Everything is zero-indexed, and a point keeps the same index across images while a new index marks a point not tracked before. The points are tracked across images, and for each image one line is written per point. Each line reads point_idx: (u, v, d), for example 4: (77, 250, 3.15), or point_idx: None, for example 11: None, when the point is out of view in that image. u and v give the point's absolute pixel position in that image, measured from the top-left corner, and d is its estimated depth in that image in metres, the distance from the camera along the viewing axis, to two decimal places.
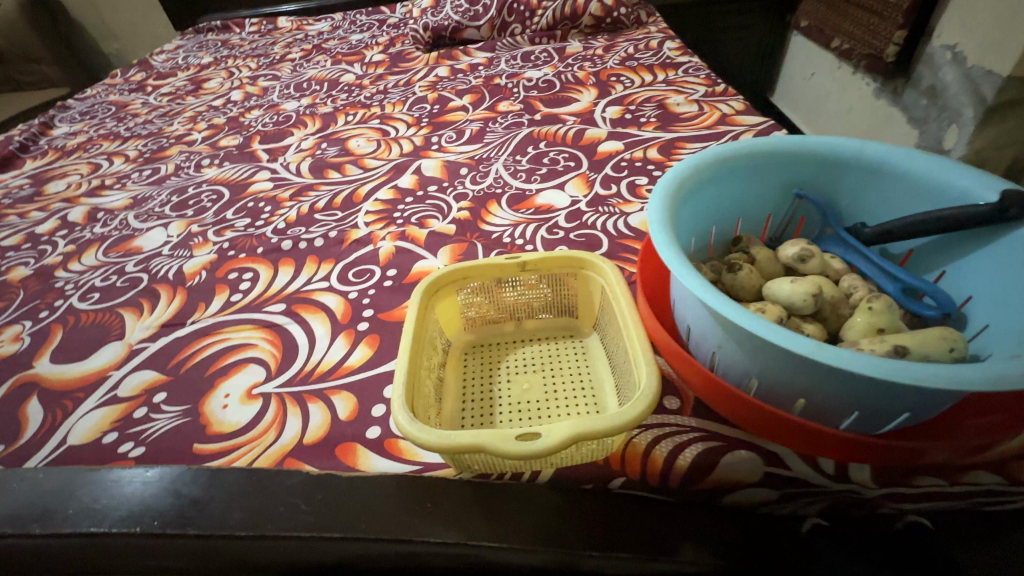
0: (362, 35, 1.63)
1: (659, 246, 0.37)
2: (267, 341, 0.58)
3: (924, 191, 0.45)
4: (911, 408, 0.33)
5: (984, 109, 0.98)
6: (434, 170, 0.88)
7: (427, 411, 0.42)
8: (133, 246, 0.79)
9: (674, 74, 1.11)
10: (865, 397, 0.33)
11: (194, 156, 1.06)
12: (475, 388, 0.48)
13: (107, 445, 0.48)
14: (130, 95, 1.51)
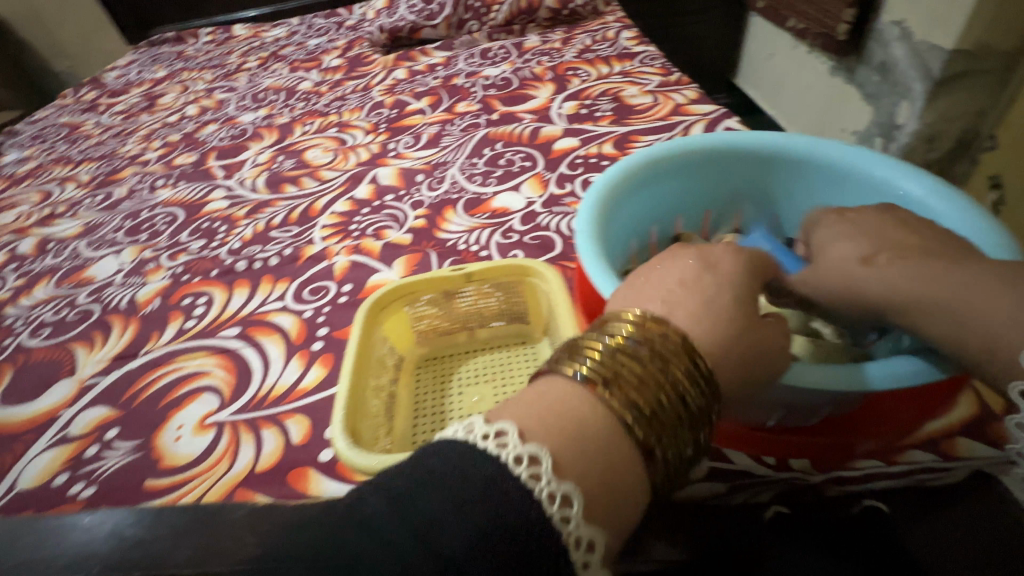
0: (319, 39, 1.59)
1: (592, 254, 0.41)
2: (221, 367, 0.57)
3: (848, 181, 0.49)
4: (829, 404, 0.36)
5: (932, 83, 1.00)
6: (390, 178, 0.87)
7: (376, 430, 0.43)
8: (86, 276, 0.78)
9: (630, 65, 1.11)
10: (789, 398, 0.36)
11: (148, 177, 1.04)
12: (427, 402, 0.50)
13: (58, 487, 0.48)
14: (82, 116, 1.47)
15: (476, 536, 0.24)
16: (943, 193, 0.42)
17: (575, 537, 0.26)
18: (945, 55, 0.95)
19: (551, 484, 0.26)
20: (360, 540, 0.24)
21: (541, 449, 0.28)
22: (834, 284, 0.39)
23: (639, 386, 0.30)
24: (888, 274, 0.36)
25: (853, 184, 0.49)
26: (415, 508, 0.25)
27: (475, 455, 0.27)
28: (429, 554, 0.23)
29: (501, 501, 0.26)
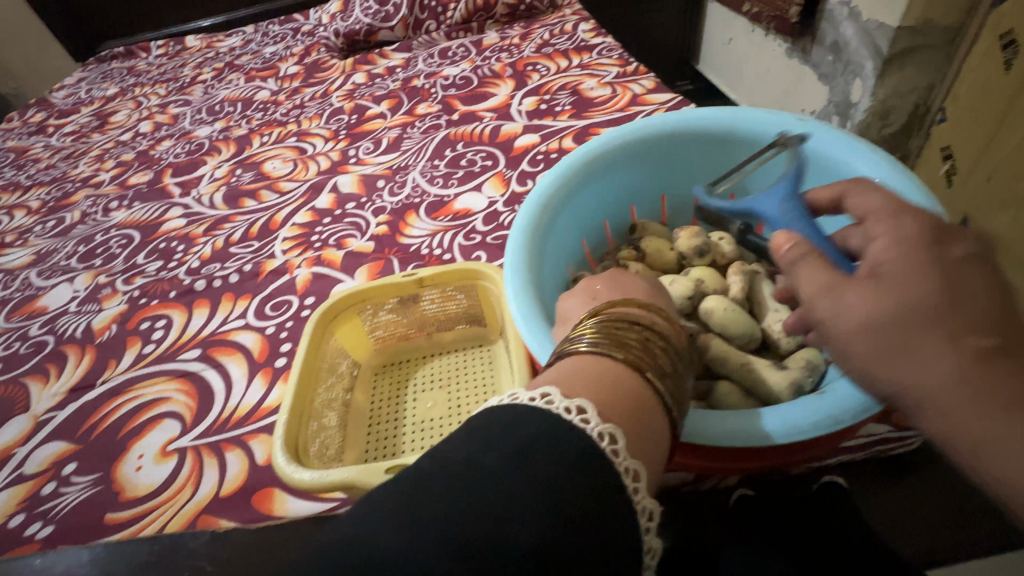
0: (275, 47, 1.56)
1: (514, 255, 0.44)
2: (182, 392, 0.56)
3: (799, 157, 0.52)
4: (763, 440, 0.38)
5: (881, 61, 1.00)
6: (351, 185, 0.86)
7: (323, 444, 0.44)
8: (37, 306, 0.75)
9: (589, 57, 1.11)
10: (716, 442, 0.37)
11: (101, 200, 1.00)
12: (382, 409, 0.51)
13: (14, 529, 0.46)
14: (31, 139, 1.42)
15: (588, 497, 0.24)
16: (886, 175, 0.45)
17: (643, 510, 0.25)
18: (890, 33, 0.96)
19: (627, 458, 0.26)
20: (493, 492, 0.23)
21: (614, 424, 0.27)
22: (863, 351, 0.31)
23: (659, 361, 0.31)
24: (931, 373, 0.29)
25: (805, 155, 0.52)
26: (535, 472, 0.24)
27: (562, 424, 0.26)
28: (553, 511, 0.23)
29: (582, 463, 0.25)
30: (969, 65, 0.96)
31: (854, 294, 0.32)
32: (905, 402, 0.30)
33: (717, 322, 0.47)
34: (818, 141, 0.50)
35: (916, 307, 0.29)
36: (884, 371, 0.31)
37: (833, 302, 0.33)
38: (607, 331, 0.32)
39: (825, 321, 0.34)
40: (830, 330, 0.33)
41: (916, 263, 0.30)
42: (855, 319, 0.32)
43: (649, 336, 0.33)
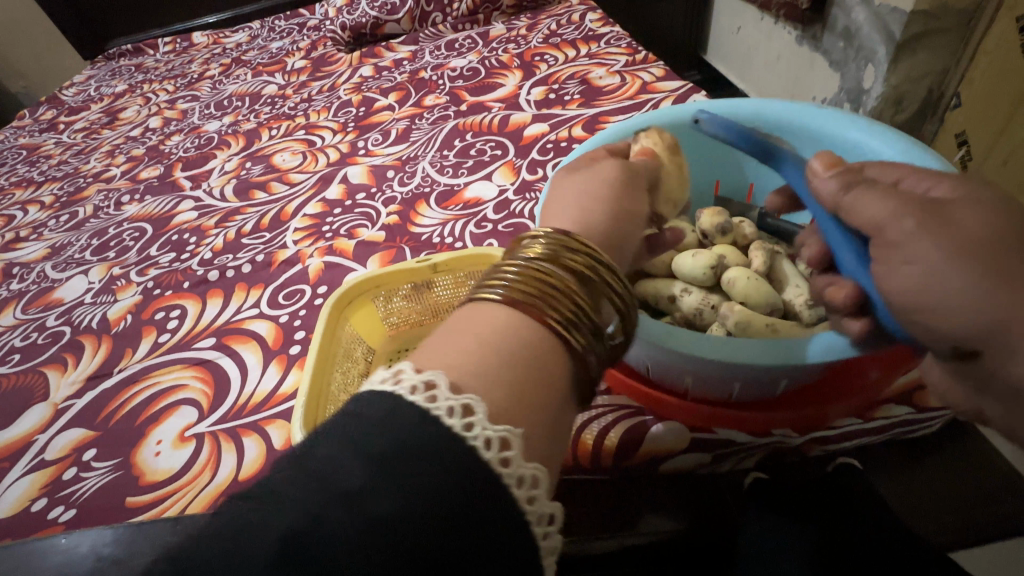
0: (282, 41, 1.56)
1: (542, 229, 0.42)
2: (198, 379, 0.56)
3: (819, 142, 0.52)
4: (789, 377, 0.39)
5: (894, 46, 0.98)
6: (361, 176, 0.86)
7: None
8: (54, 298, 0.76)
9: (597, 46, 1.10)
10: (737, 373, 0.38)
11: (113, 194, 1.01)
12: None
13: (36, 513, 0.47)
14: (42, 136, 1.43)
15: (437, 475, 0.22)
16: (907, 153, 0.44)
17: (517, 478, 0.24)
18: (904, 18, 0.94)
19: (487, 427, 0.24)
20: (309, 487, 0.21)
21: (473, 394, 0.26)
22: (975, 267, 0.27)
23: (563, 307, 0.30)
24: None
25: (819, 142, 0.52)
26: (370, 453, 0.22)
27: (406, 405, 0.24)
28: (392, 489, 0.21)
29: (463, 460, 0.23)
30: (985, 49, 0.95)
31: (957, 210, 0.29)
32: (1006, 336, 0.26)
33: (739, 292, 0.46)
34: (839, 127, 0.50)
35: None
36: (992, 291, 0.26)
37: (932, 218, 0.29)
38: (517, 275, 0.31)
39: (914, 238, 0.29)
40: (915, 246, 0.29)
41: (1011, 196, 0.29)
42: (963, 233, 0.28)
43: (560, 275, 0.32)
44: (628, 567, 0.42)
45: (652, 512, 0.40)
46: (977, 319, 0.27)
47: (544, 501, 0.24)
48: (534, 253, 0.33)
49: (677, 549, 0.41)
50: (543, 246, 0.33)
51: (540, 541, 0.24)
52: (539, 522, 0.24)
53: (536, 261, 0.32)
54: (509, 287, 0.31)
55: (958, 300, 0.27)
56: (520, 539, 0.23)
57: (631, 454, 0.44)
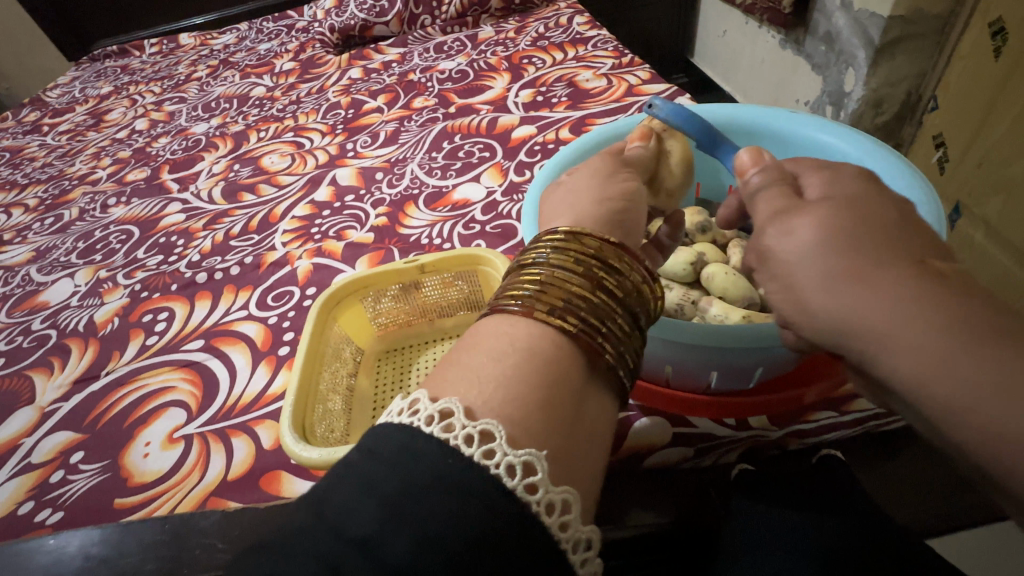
0: (270, 43, 1.55)
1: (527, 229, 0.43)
2: (186, 381, 0.56)
3: (793, 146, 0.54)
4: (763, 364, 0.40)
5: (873, 50, 1.00)
6: (350, 178, 0.86)
7: (329, 427, 0.44)
8: (39, 301, 0.76)
9: (584, 49, 1.12)
10: (716, 357, 0.40)
11: (99, 196, 1.00)
12: (384, 394, 0.51)
13: (23, 515, 0.47)
14: (25, 138, 1.41)
15: (459, 511, 0.23)
16: (879, 154, 0.46)
17: (546, 503, 0.25)
18: (882, 22, 0.96)
19: (509, 453, 0.25)
20: (323, 537, 0.22)
21: (490, 418, 0.27)
22: (811, 276, 0.28)
23: (579, 307, 0.32)
24: (883, 299, 0.25)
25: (797, 147, 0.53)
26: (385, 496, 0.24)
27: (424, 437, 0.26)
28: (414, 533, 0.22)
29: (469, 495, 0.24)
30: (959, 53, 0.97)
31: (803, 218, 0.29)
32: (854, 342, 0.27)
33: (718, 287, 0.48)
34: (813, 129, 0.51)
35: (872, 230, 0.27)
36: (833, 295, 0.27)
37: (782, 233, 0.30)
38: (533, 285, 0.33)
39: (773, 251, 0.30)
40: (775, 259, 0.30)
41: (867, 192, 0.29)
42: (801, 244, 0.29)
43: (575, 280, 0.33)
44: (613, 560, 0.42)
45: (638, 507, 0.42)
46: (827, 331, 0.28)
47: (577, 525, 0.26)
48: (551, 259, 0.34)
49: (665, 542, 0.42)
50: (555, 253, 0.34)
51: (575, 565, 0.25)
52: (573, 546, 0.25)
53: (549, 269, 0.33)
54: (528, 296, 0.32)
55: (814, 308, 0.28)
56: (554, 563, 0.24)
57: (617, 447, 0.45)
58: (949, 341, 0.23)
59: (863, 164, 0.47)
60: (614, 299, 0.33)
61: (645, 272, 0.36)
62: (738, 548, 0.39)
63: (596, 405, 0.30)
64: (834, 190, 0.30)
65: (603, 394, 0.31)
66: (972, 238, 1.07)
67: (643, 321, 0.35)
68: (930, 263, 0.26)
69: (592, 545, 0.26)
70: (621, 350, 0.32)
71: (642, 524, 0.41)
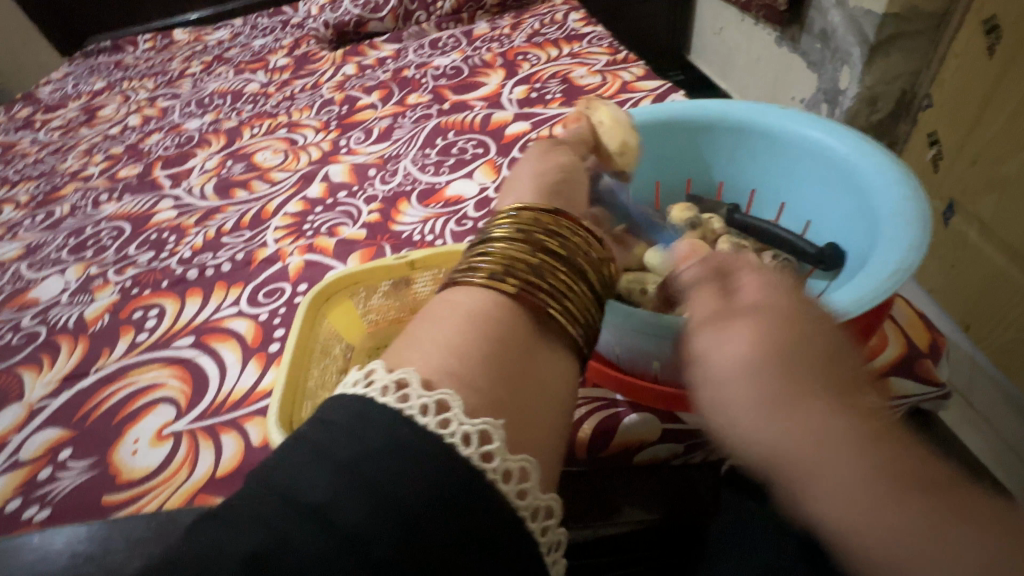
0: (265, 39, 1.54)
1: None
2: (176, 378, 0.56)
3: (781, 143, 0.54)
4: None
5: (869, 48, 1.01)
6: (343, 174, 0.86)
7: None
8: (29, 298, 0.75)
9: (579, 46, 1.11)
10: None
11: (91, 193, 1.00)
12: None
13: (10, 512, 0.47)
14: (17, 134, 1.40)
15: (414, 478, 0.24)
16: (867, 151, 0.46)
17: (504, 470, 0.26)
18: (876, 20, 0.97)
19: (464, 422, 0.26)
20: (274, 506, 0.22)
21: (447, 389, 0.28)
22: (742, 394, 0.26)
23: (521, 269, 0.34)
24: (814, 434, 0.24)
25: (786, 144, 0.53)
26: (340, 465, 0.24)
27: (378, 406, 0.27)
28: (367, 498, 0.23)
29: (422, 461, 0.25)
30: (954, 52, 0.98)
31: (738, 325, 0.28)
32: (778, 477, 0.24)
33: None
34: (801, 126, 0.51)
35: (800, 353, 0.26)
36: (770, 417, 0.25)
37: (717, 334, 0.29)
38: (473, 258, 0.35)
39: (703, 357, 0.29)
40: (709, 365, 0.29)
41: (794, 308, 0.29)
42: (738, 354, 0.27)
43: (515, 247, 0.35)
44: (604, 557, 0.43)
45: (631, 504, 0.41)
46: (754, 461, 0.26)
47: (536, 493, 0.26)
48: (492, 233, 0.37)
49: (653, 537, 0.42)
50: (496, 227, 0.37)
51: (534, 532, 0.26)
52: (531, 514, 0.26)
53: (490, 242, 0.36)
54: (469, 268, 0.35)
55: (751, 429, 0.26)
56: (512, 528, 0.25)
57: (605, 445, 0.44)
58: (875, 481, 0.22)
59: (853, 160, 0.47)
60: (556, 262, 0.35)
61: (586, 239, 0.38)
62: None
63: (553, 369, 0.32)
64: (756, 299, 0.29)
65: (563, 360, 0.33)
66: (966, 236, 1.06)
67: (590, 283, 0.36)
68: (849, 395, 0.25)
69: (553, 512, 0.27)
70: (568, 306, 0.34)
71: (635, 520, 0.41)
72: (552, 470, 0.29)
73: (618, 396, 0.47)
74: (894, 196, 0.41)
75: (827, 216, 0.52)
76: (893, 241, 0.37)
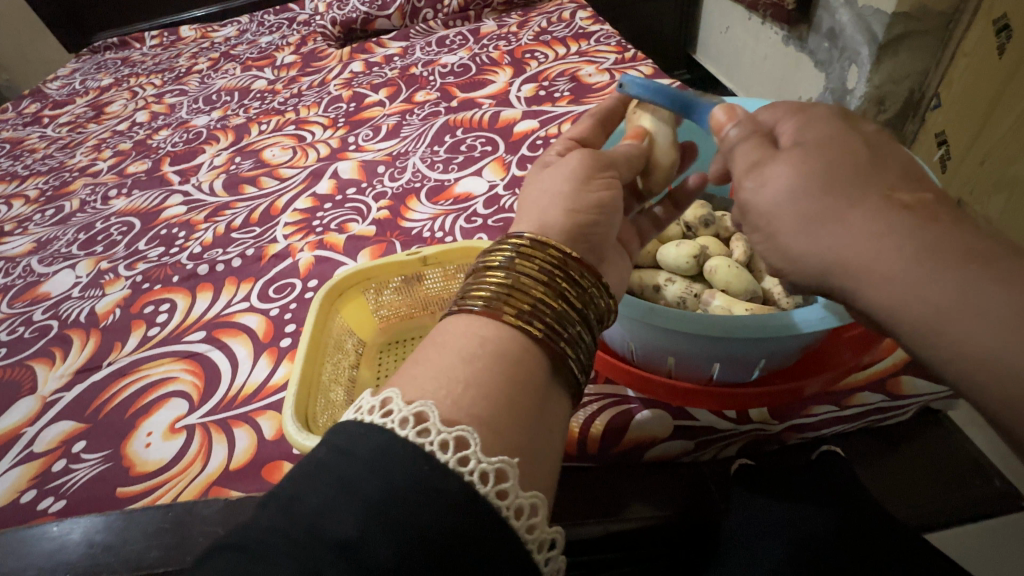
0: (272, 36, 1.55)
1: None
2: (188, 372, 0.56)
3: None
4: (767, 355, 0.41)
5: (877, 47, 0.99)
6: (352, 171, 0.86)
7: (334, 417, 0.45)
8: (40, 292, 0.76)
9: (586, 44, 1.11)
10: (724, 350, 0.40)
11: (100, 188, 1.00)
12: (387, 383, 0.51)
13: (26, 503, 0.47)
14: (26, 130, 1.41)
15: (434, 516, 0.24)
16: None
17: (516, 507, 0.26)
18: (886, 19, 0.95)
19: (482, 460, 0.26)
20: (299, 540, 0.22)
21: (466, 426, 0.28)
22: (789, 221, 0.32)
23: (546, 313, 0.34)
24: (860, 236, 0.29)
25: None
26: (365, 500, 0.24)
27: (399, 439, 0.27)
28: (392, 539, 0.23)
29: (438, 500, 0.25)
30: (963, 51, 0.96)
31: (777, 166, 0.32)
32: (836, 277, 0.30)
33: (720, 281, 0.48)
34: None
35: (842, 172, 0.30)
36: (818, 236, 0.30)
37: (756, 183, 0.33)
38: (495, 287, 0.34)
39: (752, 204, 0.34)
40: (755, 209, 0.34)
41: (836, 136, 0.32)
42: (779, 193, 0.32)
43: (540, 287, 0.35)
44: (613, 552, 0.42)
45: (640, 500, 0.41)
46: (812, 271, 0.32)
47: (543, 527, 0.27)
48: (516, 264, 0.36)
49: (663, 536, 0.42)
50: (519, 257, 0.36)
51: (540, 563, 0.26)
52: (538, 546, 0.27)
53: (514, 273, 0.35)
54: (496, 298, 0.34)
55: (804, 250, 0.31)
56: (523, 563, 0.25)
57: (616, 441, 0.44)
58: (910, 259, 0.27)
59: None
60: (575, 309, 0.35)
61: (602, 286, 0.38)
62: (740, 536, 0.39)
63: (559, 403, 0.33)
64: (804, 136, 0.33)
65: (569, 396, 0.34)
66: None
67: (598, 329, 0.37)
68: (896, 195, 0.29)
69: (556, 543, 0.28)
70: (581, 356, 0.34)
71: (644, 517, 0.40)
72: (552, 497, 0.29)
73: (630, 393, 0.47)
74: None
75: None
76: None
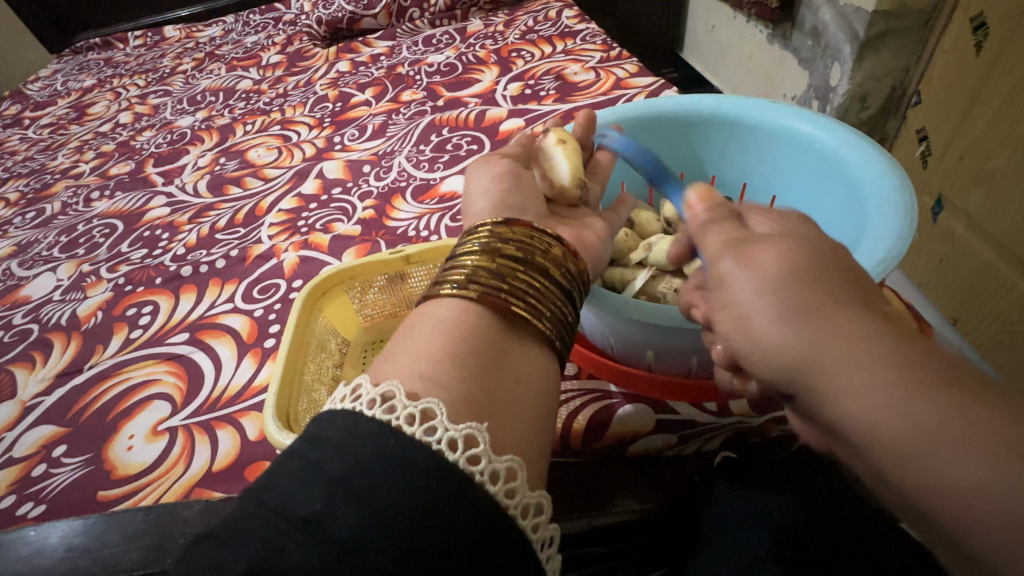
0: (257, 36, 1.53)
1: None
2: (171, 374, 0.56)
3: (775, 136, 0.54)
4: None
5: (858, 45, 0.98)
6: (337, 171, 0.86)
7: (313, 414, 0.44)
8: (21, 296, 0.75)
9: (572, 43, 1.12)
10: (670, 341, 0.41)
11: (82, 190, 0.99)
12: None
13: (5, 509, 0.47)
14: (6, 132, 1.39)
15: (400, 484, 0.24)
16: (857, 143, 0.46)
17: (490, 472, 0.26)
18: (867, 17, 0.95)
19: (449, 428, 0.27)
20: (270, 522, 0.23)
21: (431, 398, 0.28)
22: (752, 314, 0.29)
23: (484, 275, 0.35)
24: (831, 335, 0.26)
25: (779, 137, 0.53)
26: (329, 477, 0.24)
27: (365, 418, 0.27)
28: (360, 510, 0.23)
29: (404, 474, 0.25)
30: (943, 47, 0.98)
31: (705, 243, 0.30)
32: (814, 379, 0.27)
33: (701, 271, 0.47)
34: (792, 118, 0.52)
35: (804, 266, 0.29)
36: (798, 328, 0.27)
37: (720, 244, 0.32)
38: (439, 276, 0.36)
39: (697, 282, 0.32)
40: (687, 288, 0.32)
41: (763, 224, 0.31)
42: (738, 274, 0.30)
43: (476, 257, 0.36)
44: (599, 546, 0.42)
45: (625, 494, 0.40)
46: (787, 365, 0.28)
47: (524, 492, 0.27)
48: (457, 251, 0.38)
49: (646, 526, 0.41)
50: (459, 245, 0.38)
51: (527, 530, 0.26)
52: (523, 512, 0.27)
53: (454, 259, 0.37)
54: (439, 281, 0.36)
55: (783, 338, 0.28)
56: (505, 528, 0.25)
57: (601, 435, 0.45)
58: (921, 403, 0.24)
59: (842, 152, 0.47)
60: (519, 264, 0.36)
61: (548, 239, 0.39)
62: (716, 529, 0.42)
63: (531, 365, 0.33)
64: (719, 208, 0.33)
65: (546, 361, 0.34)
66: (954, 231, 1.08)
67: (559, 274, 0.37)
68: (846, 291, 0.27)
69: (543, 509, 0.28)
70: (534, 301, 0.34)
71: (630, 510, 0.39)
72: (540, 471, 0.30)
73: (612, 388, 0.48)
74: (884, 187, 0.41)
75: (822, 207, 0.52)
76: (880, 231, 0.38)
